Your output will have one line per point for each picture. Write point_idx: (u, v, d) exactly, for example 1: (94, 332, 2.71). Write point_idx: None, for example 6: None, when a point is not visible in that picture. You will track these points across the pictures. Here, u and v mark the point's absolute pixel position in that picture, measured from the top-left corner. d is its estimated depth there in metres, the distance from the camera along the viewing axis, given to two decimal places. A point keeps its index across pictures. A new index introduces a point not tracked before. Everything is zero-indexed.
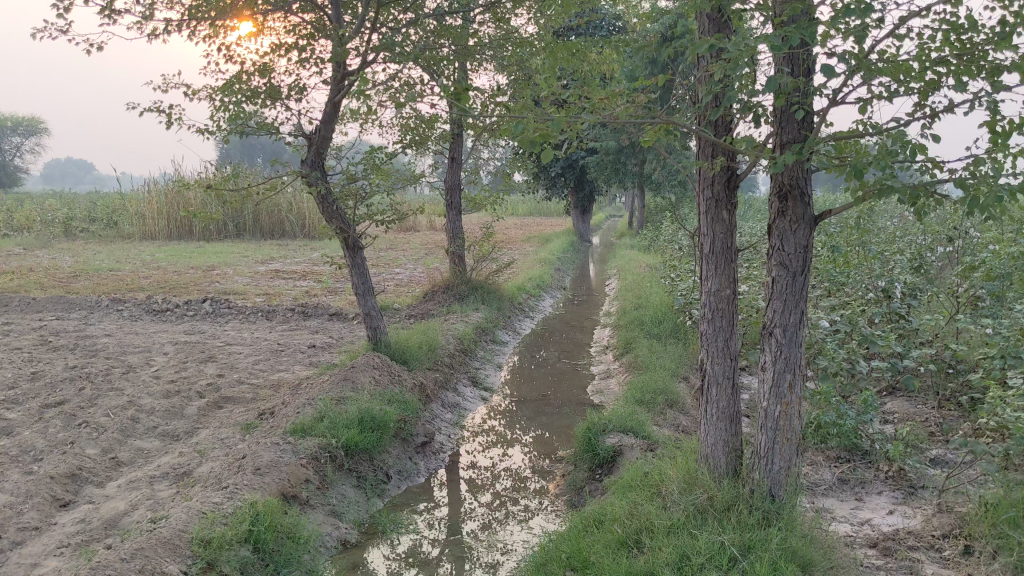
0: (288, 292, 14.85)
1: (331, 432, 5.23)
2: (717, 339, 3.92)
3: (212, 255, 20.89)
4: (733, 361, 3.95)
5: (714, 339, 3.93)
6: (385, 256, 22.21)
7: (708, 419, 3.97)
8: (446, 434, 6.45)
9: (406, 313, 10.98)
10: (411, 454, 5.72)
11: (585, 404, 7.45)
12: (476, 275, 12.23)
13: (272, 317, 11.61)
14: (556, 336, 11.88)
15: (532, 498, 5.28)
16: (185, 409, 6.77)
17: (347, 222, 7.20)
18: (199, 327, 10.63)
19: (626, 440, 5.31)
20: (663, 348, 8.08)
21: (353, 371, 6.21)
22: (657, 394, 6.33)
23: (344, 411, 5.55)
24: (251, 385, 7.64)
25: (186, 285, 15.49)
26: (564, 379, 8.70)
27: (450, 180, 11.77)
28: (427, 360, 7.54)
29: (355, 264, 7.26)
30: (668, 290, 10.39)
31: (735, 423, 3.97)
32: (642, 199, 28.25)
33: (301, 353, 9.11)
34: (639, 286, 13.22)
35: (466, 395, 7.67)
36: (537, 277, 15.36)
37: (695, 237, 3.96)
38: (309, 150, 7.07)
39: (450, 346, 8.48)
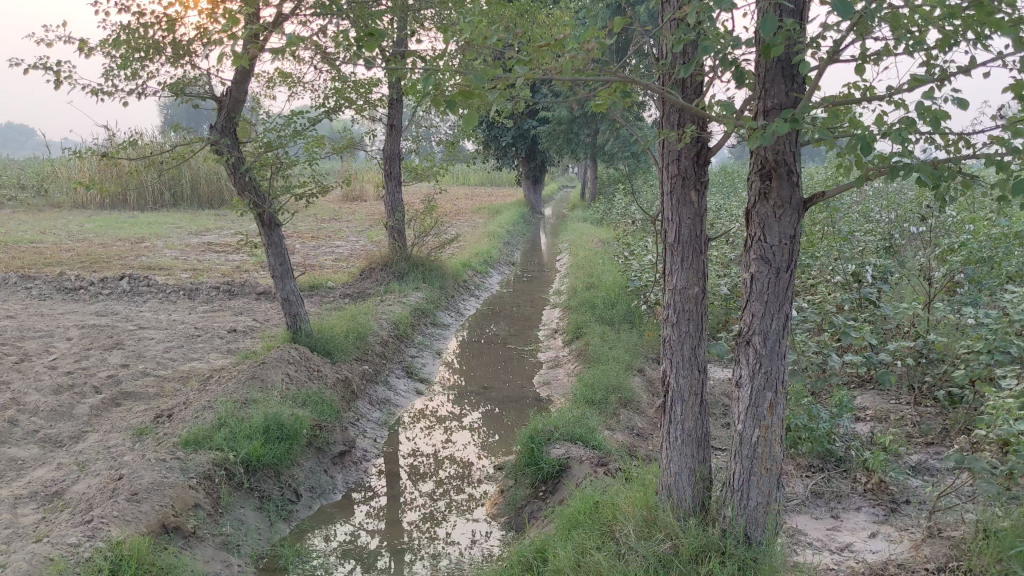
0: (219, 268, 13.92)
1: (229, 445, 4.49)
2: (682, 348, 3.24)
3: (145, 225, 19.82)
4: (701, 374, 3.27)
5: (678, 348, 3.25)
6: (328, 227, 21.29)
7: (671, 444, 3.30)
8: (371, 438, 5.71)
9: (340, 293, 10.21)
10: (327, 466, 4.97)
11: (529, 399, 6.75)
12: (417, 251, 11.45)
13: (196, 297, 10.74)
14: (503, 316, 11.17)
15: (464, 512, 4.64)
16: (74, 409, 5.94)
17: (263, 196, 6.36)
18: (113, 308, 9.74)
19: (573, 451, 4.61)
20: (616, 335, 7.40)
21: (263, 367, 5.44)
22: (609, 392, 5.65)
23: (248, 416, 4.79)
24: (156, 378, 6.82)
25: (110, 259, 14.50)
26: (508, 367, 7.98)
27: (391, 149, 10.90)
28: (354, 351, 6.78)
29: (272, 243, 6.44)
30: (622, 270, 9.73)
31: (703, 449, 3.30)
32: (594, 171, 27.61)
33: (219, 340, 8.26)
34: (590, 263, 12.56)
35: (398, 388, 6.92)
36: (485, 252, 14.65)
37: (658, 223, 3.26)
38: (219, 115, 6.19)
39: (383, 332, 7.72)
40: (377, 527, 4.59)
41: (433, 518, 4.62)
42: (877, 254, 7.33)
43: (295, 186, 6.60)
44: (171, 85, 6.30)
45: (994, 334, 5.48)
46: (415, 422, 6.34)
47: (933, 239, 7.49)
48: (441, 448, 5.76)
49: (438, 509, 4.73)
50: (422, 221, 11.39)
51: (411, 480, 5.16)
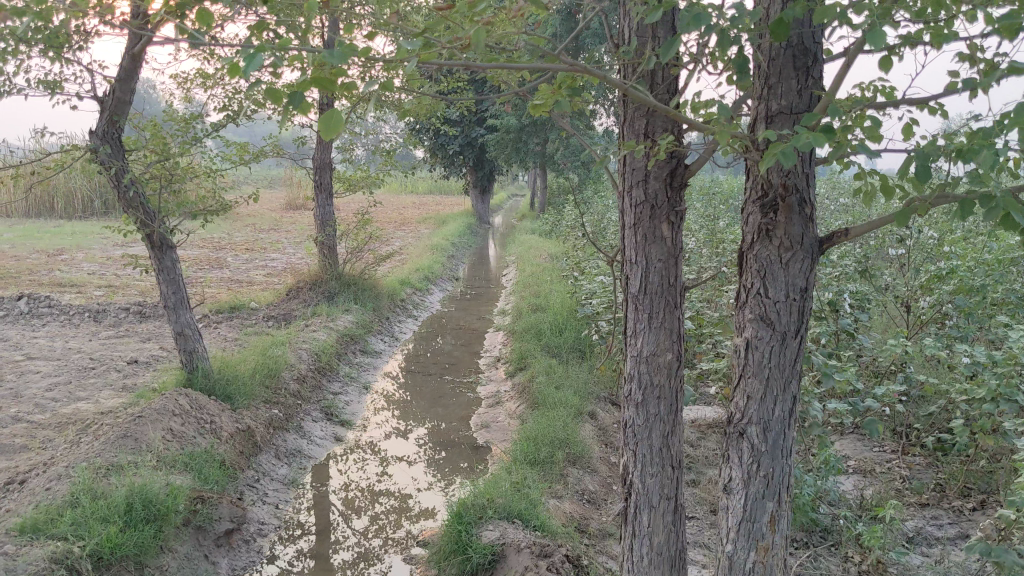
0: (136, 285, 12.81)
1: (77, 533, 3.54)
2: (652, 415, 2.84)
3: (67, 235, 18.59)
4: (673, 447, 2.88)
5: (648, 416, 2.85)
6: (265, 238, 20.22)
7: (640, 531, 2.92)
8: (272, 505, 4.80)
9: (262, 317, 9.25)
10: (207, 550, 4.03)
11: (466, 449, 5.92)
12: (350, 269, 10.53)
13: (102, 320, 9.69)
14: (443, 339, 10.27)
15: (398, 552, 4.45)
16: None
17: (151, 214, 5.40)
18: (2, 333, 8.66)
19: (510, 534, 3.72)
20: (564, 369, 6.58)
21: (138, 421, 4.50)
22: (555, 448, 4.79)
23: (110, 490, 3.85)
24: (28, 425, 5.78)
25: (18, 274, 13.32)
26: (442, 405, 7.08)
27: (321, 157, 9.93)
28: (261, 394, 5.86)
29: (163, 269, 5.49)
30: (572, 291, 8.94)
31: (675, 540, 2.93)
32: (543, 181, 26.88)
33: (114, 374, 7.24)
34: (537, 280, 11.75)
35: (313, 435, 6.00)
36: (425, 266, 13.79)
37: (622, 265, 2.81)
38: (100, 117, 5.20)
39: (300, 366, 6.79)
40: (306, 567, 4.32)
41: (367, 559, 4.40)
42: (853, 279, 6.60)
43: (191, 203, 5.65)
44: (41, 80, 5.28)
45: (997, 379, 4.75)
46: (349, 452, 5.97)
47: (912, 263, 6.79)
48: (376, 481, 5.51)
49: (372, 550, 4.52)
50: (355, 236, 10.48)
51: (343, 517, 4.99)
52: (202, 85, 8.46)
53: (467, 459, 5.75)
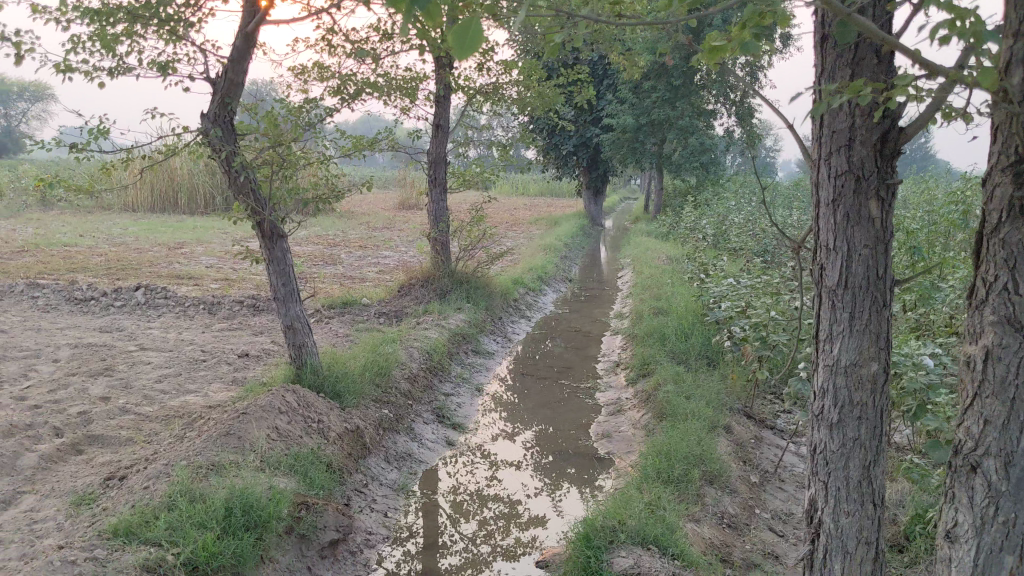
0: (251, 280, 12.86)
1: (172, 539, 3.26)
2: (850, 434, 2.61)
3: (189, 230, 19.00)
4: (873, 472, 2.65)
5: (845, 435, 2.62)
6: (378, 236, 20.24)
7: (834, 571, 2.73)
8: (381, 513, 4.46)
9: (373, 313, 9.05)
10: (311, 562, 3.66)
11: (585, 458, 5.47)
12: (463, 267, 10.24)
13: (216, 312, 9.68)
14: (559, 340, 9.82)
15: (508, 559, 4.16)
16: (20, 458, 4.77)
17: (263, 202, 5.15)
18: (120, 325, 8.71)
19: (647, 562, 3.25)
20: (693, 377, 6.08)
21: (243, 418, 4.24)
22: (689, 465, 4.33)
23: (211, 493, 3.57)
24: (136, 417, 5.65)
25: (140, 267, 13.57)
26: (560, 410, 6.65)
27: (436, 152, 9.67)
28: (371, 393, 5.57)
29: (273, 260, 5.25)
30: (698, 293, 8.41)
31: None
32: (659, 184, 26.17)
33: (224, 368, 7.11)
34: (657, 283, 11.22)
35: (425, 439, 5.65)
36: (539, 266, 13.44)
37: (819, 255, 2.58)
38: (212, 100, 4.98)
39: (411, 365, 6.49)
40: (413, 570, 4.03)
41: (475, 565, 4.10)
42: None
43: (303, 190, 5.38)
44: (155, 61, 5.11)
45: None
46: (459, 455, 5.59)
47: None
48: (485, 486, 5.14)
49: (480, 555, 4.22)
50: (468, 233, 10.18)
51: (451, 520, 4.68)
52: (318, 76, 8.30)
53: (577, 465, 5.39)
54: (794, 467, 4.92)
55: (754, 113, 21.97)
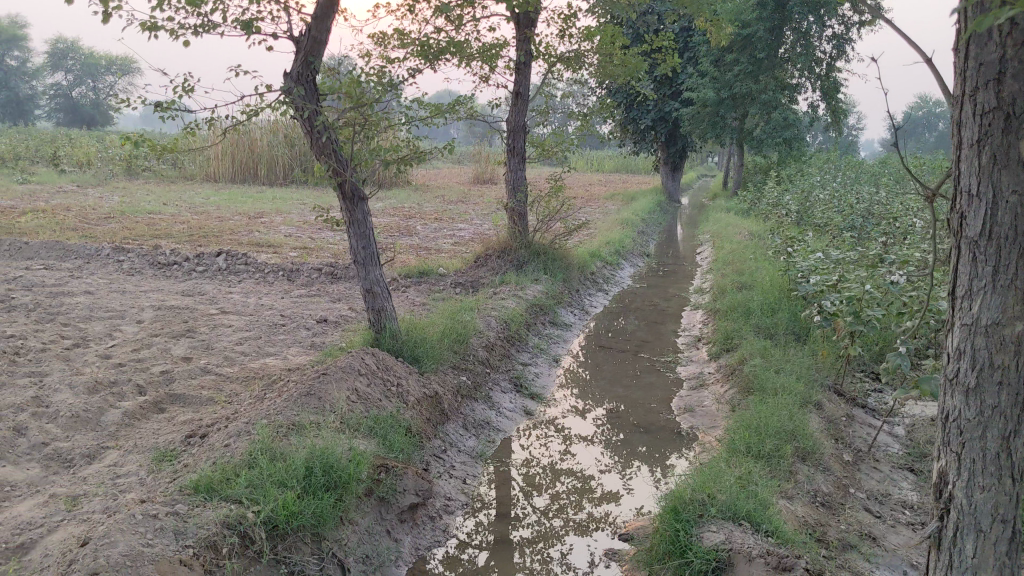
0: (329, 249, 12.94)
1: (252, 497, 3.22)
2: (991, 398, 2.41)
3: (268, 200, 19.26)
4: (1017, 442, 2.43)
5: (986, 398, 2.41)
6: (453, 209, 20.24)
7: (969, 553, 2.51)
8: (459, 479, 4.38)
9: (449, 283, 9.00)
10: (390, 526, 3.60)
11: (666, 433, 5.31)
12: (540, 238, 10.12)
13: (295, 279, 9.75)
14: (638, 314, 9.63)
15: (579, 534, 4.02)
16: (104, 414, 4.82)
17: (345, 163, 5.09)
18: (201, 289, 8.83)
19: (738, 536, 3.10)
20: (781, 352, 5.86)
21: (323, 379, 4.19)
22: (779, 440, 4.15)
23: (292, 452, 3.52)
24: (216, 377, 5.69)
25: (221, 235, 13.79)
26: (640, 383, 6.49)
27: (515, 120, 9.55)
28: (449, 359, 5.49)
29: (354, 222, 5.19)
30: (783, 268, 8.14)
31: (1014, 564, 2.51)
32: (739, 160, 25.62)
33: (302, 333, 7.13)
34: (739, 259, 10.93)
35: (503, 407, 5.55)
36: (617, 240, 13.24)
37: (961, 205, 2.40)
38: (295, 58, 4.92)
39: (489, 333, 6.40)
40: (485, 540, 3.90)
41: (547, 538, 3.97)
42: None
43: (385, 151, 5.30)
44: (239, 19, 5.07)
45: None
46: (533, 427, 5.45)
47: None
48: (558, 460, 4.96)
49: (553, 530, 4.07)
50: (546, 203, 10.04)
51: (522, 490, 4.54)
52: (399, 42, 8.22)
53: (649, 444, 5.16)
54: (889, 447, 4.70)
55: (840, 88, 21.31)
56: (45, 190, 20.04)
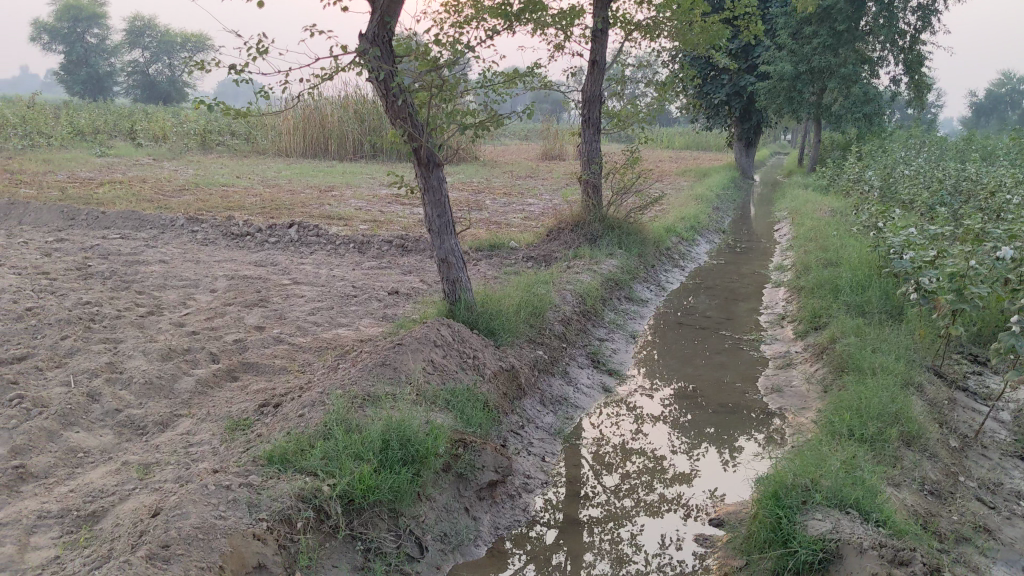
0: (400, 222, 12.85)
1: (328, 469, 3.08)
2: None
3: (338, 174, 19.29)
4: None
5: None
6: (522, 185, 20.03)
7: None
8: (537, 457, 4.20)
9: (521, 256, 8.82)
10: (468, 503, 3.43)
11: (750, 413, 5.06)
12: (615, 212, 9.86)
13: (365, 251, 9.67)
14: (717, 289, 9.32)
15: (651, 514, 3.81)
16: (177, 381, 4.76)
17: (421, 128, 4.92)
18: (273, 260, 8.80)
19: (846, 525, 2.86)
20: (875, 331, 5.55)
21: (398, 350, 4.04)
22: (882, 423, 3.88)
23: (367, 424, 3.38)
24: (289, 347, 5.60)
25: (293, 208, 13.82)
26: (722, 362, 6.23)
27: (592, 91, 9.29)
28: (526, 332, 5.30)
29: (429, 189, 5.02)
30: (873, 244, 7.76)
31: None
32: (816, 136, 24.88)
33: (375, 304, 7.02)
34: (822, 236, 10.53)
35: (580, 383, 5.35)
36: (692, 215, 12.90)
37: None
38: (371, 19, 4.75)
39: (565, 307, 6.20)
40: (558, 518, 3.71)
41: (620, 517, 3.77)
42: None
43: (464, 115, 5.11)
44: None
45: None
46: (612, 404, 5.24)
47: None
48: (629, 440, 4.73)
49: (626, 508, 3.87)
50: (621, 176, 9.77)
51: (597, 467, 4.34)
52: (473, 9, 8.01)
53: (718, 425, 4.91)
54: (996, 433, 4.38)
55: (925, 60, 20.48)
56: (122, 163, 20.38)
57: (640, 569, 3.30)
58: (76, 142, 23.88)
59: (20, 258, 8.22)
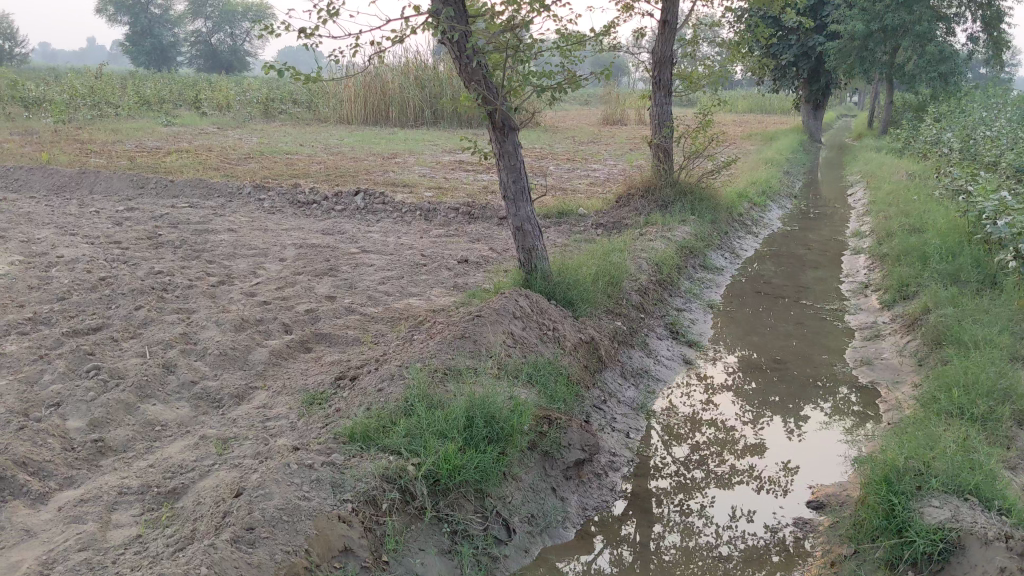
0: (464, 189, 12.71)
1: (412, 449, 2.98)
2: None
3: (400, 141, 19.22)
4: None
5: None
6: (585, 150, 19.76)
7: None
8: (622, 433, 4.03)
9: (590, 223, 8.63)
10: (555, 483, 3.29)
11: (841, 386, 4.83)
12: (686, 177, 9.60)
13: (432, 219, 9.57)
14: (794, 256, 9.01)
15: (721, 487, 3.65)
16: (252, 352, 4.70)
17: (495, 91, 4.74)
18: (340, 228, 8.74)
19: (967, 513, 2.67)
20: (971, 301, 5.27)
21: (477, 322, 3.90)
22: (993, 401, 3.65)
23: (448, 402, 3.26)
24: (361, 317, 5.52)
25: (357, 175, 13.78)
26: (807, 332, 5.97)
27: (663, 52, 9.02)
28: (603, 303, 5.13)
29: (504, 154, 4.85)
30: (961, 209, 7.41)
31: None
32: (888, 97, 24.12)
33: (445, 273, 6.91)
34: (902, 201, 10.14)
35: (661, 354, 5.15)
36: (764, 181, 12.55)
37: None
38: None
39: (641, 277, 6.01)
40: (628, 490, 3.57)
41: (689, 489, 3.62)
42: None
43: (540, 76, 4.92)
44: None
45: None
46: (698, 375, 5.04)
47: None
48: (700, 409, 4.53)
49: (695, 481, 3.72)
50: (693, 140, 9.46)
51: (669, 436, 4.17)
52: None
53: (783, 394, 4.74)
54: None
55: (1004, 16, 19.64)
56: (188, 132, 20.55)
57: (709, 541, 3.21)
58: (142, 111, 24.14)
59: (92, 227, 8.27)
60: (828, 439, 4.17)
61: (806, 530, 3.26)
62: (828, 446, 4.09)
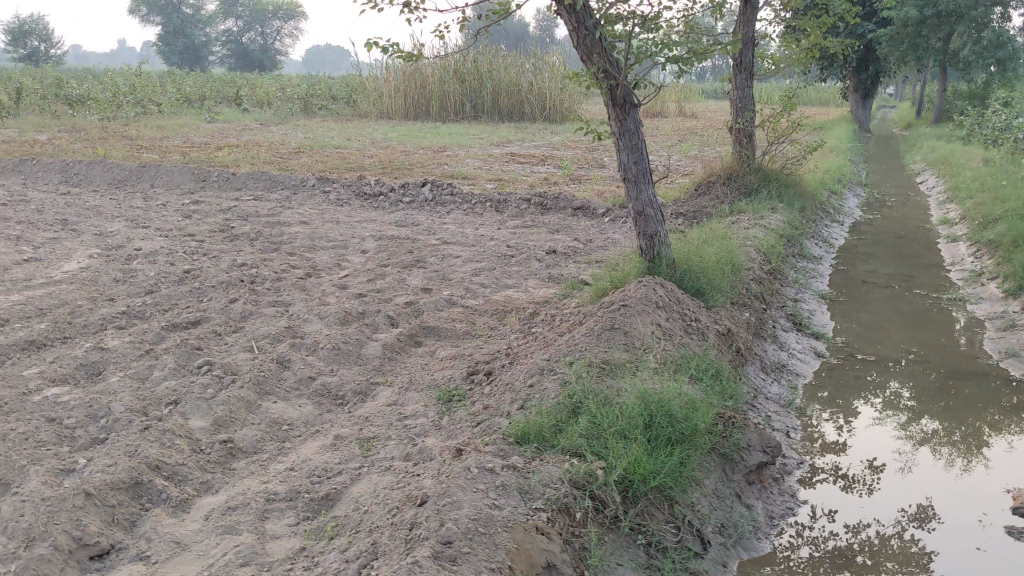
0: (525, 180, 12.40)
1: (594, 450, 2.68)
2: None
3: (446, 134, 18.95)
4: None
5: None
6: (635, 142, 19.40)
7: None
8: (780, 432, 3.72)
9: (674, 213, 8.30)
10: (738, 488, 2.98)
11: (990, 380, 4.55)
12: (768, 164, 9.23)
13: (504, 209, 9.27)
14: (886, 245, 8.63)
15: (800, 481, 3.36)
16: (364, 346, 4.43)
17: (617, 66, 4.39)
18: (413, 220, 8.46)
19: None
20: None
21: (625, 311, 3.58)
22: None
23: (617, 397, 2.95)
24: (465, 309, 5.24)
25: (412, 168, 13.51)
26: (934, 323, 5.62)
27: (743, 30, 8.67)
28: (730, 292, 4.80)
29: (624, 133, 4.51)
30: None
31: None
32: (941, 84, 23.55)
33: (536, 264, 6.61)
34: (992, 187, 9.72)
35: (792, 348, 4.82)
36: (835, 169, 12.15)
37: None
38: None
39: (755, 266, 5.67)
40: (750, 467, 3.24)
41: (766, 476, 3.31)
42: None
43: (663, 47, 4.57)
44: None
45: None
46: (837, 368, 4.72)
47: None
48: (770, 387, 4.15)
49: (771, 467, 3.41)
50: (775, 125, 9.00)
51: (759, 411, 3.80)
52: None
53: (828, 388, 4.42)
54: None
55: None
56: (232, 128, 20.39)
57: (794, 539, 2.96)
58: (184, 109, 24.02)
59: (162, 220, 8.04)
60: (880, 435, 3.96)
61: (891, 532, 3.05)
62: (880, 442, 3.86)
